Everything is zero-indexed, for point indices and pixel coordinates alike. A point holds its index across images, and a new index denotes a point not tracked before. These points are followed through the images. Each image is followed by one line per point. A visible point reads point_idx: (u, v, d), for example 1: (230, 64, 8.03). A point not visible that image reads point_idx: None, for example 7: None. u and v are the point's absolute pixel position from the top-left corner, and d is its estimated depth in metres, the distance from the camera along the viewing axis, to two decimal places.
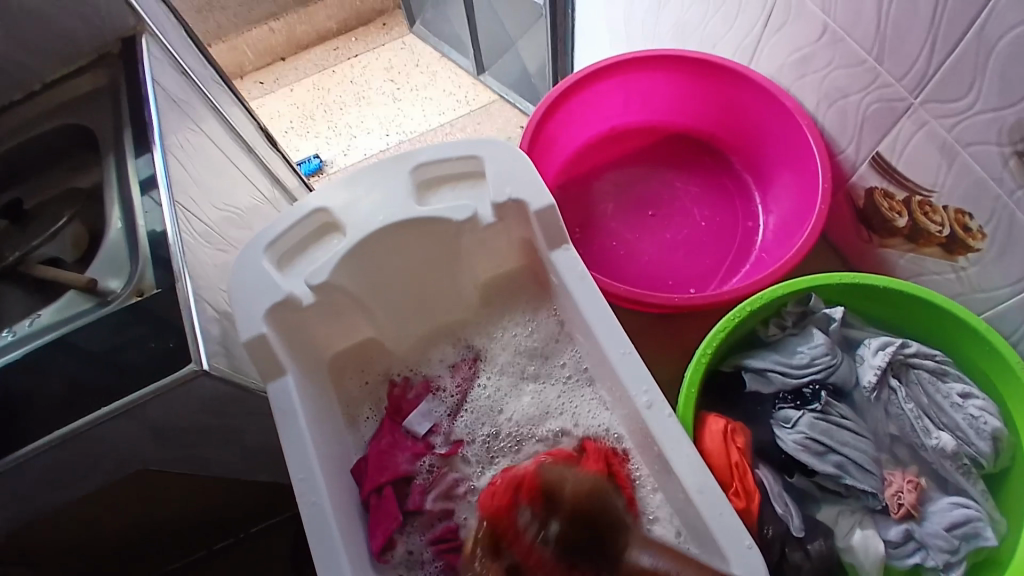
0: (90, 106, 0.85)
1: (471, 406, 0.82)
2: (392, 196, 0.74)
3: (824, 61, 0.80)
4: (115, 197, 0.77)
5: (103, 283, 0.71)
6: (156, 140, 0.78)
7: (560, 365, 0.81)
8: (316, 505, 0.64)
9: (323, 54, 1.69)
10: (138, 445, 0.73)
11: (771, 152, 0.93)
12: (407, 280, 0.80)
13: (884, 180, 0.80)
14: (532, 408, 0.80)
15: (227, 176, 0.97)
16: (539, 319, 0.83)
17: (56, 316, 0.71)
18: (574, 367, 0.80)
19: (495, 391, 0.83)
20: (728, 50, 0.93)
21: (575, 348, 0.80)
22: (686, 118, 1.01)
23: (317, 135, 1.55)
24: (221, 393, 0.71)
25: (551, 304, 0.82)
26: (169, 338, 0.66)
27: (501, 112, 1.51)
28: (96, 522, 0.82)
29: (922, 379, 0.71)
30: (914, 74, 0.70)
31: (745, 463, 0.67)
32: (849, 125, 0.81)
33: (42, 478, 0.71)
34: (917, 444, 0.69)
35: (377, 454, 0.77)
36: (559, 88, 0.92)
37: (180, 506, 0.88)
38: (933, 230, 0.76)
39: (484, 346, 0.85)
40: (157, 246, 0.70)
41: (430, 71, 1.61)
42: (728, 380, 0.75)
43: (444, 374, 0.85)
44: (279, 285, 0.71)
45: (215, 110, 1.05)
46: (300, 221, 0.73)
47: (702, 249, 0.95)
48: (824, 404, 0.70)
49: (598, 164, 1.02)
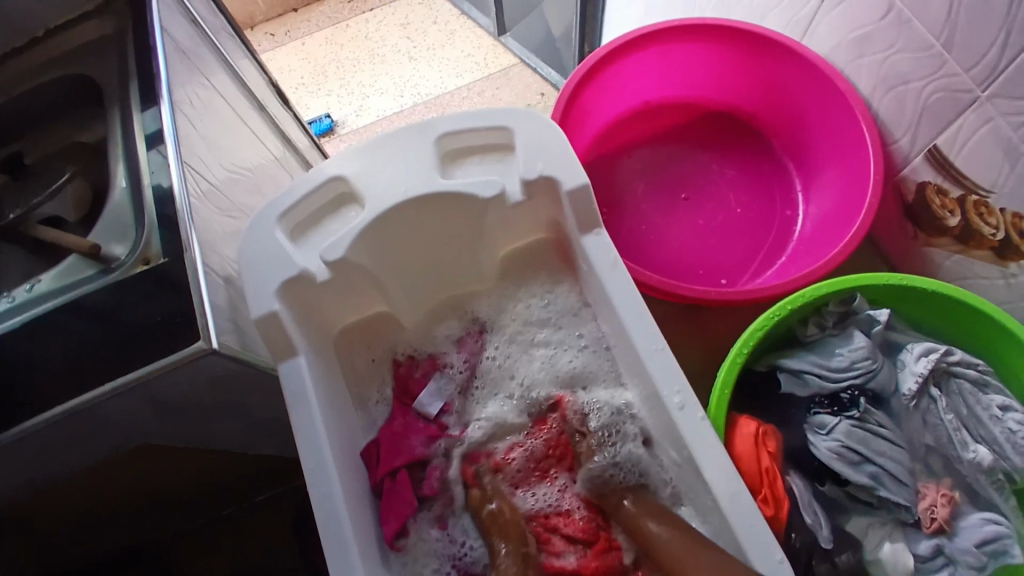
0: (93, 56, 0.80)
1: (481, 379, 0.80)
2: (414, 169, 0.69)
3: (887, 42, 0.74)
4: (119, 155, 0.72)
5: (107, 248, 0.67)
6: (163, 94, 0.72)
7: (578, 336, 0.78)
8: (328, 497, 0.62)
9: (337, 7, 1.60)
10: (142, 419, 0.70)
11: (817, 141, 0.88)
12: (427, 259, 0.76)
13: (939, 175, 0.75)
14: (543, 378, 0.78)
15: (236, 135, 0.92)
16: (558, 291, 0.79)
17: (57, 283, 0.67)
18: (593, 340, 0.77)
19: (504, 358, 0.80)
20: (777, 23, 0.87)
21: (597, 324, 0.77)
22: (726, 95, 0.96)
23: (329, 92, 1.48)
24: (229, 372, 0.68)
25: (574, 277, 0.78)
26: (177, 313, 0.63)
27: (522, 76, 1.44)
28: (101, 491, 0.81)
29: (963, 390, 0.68)
30: (984, 66, 0.65)
31: (776, 469, 0.65)
32: (906, 114, 0.76)
33: (43, 450, 0.68)
34: (953, 456, 0.67)
35: (389, 438, 0.74)
36: (594, 59, 0.86)
37: (186, 476, 0.86)
38: (987, 232, 0.71)
39: (490, 318, 0.82)
40: (163, 214, 0.66)
41: (449, 29, 1.53)
42: (761, 381, 0.73)
43: (451, 350, 0.82)
44: (294, 259, 0.67)
45: (225, 63, 0.99)
46: (316, 191, 0.69)
47: (736, 237, 0.90)
48: (862, 411, 0.67)
49: (630, 141, 0.97)
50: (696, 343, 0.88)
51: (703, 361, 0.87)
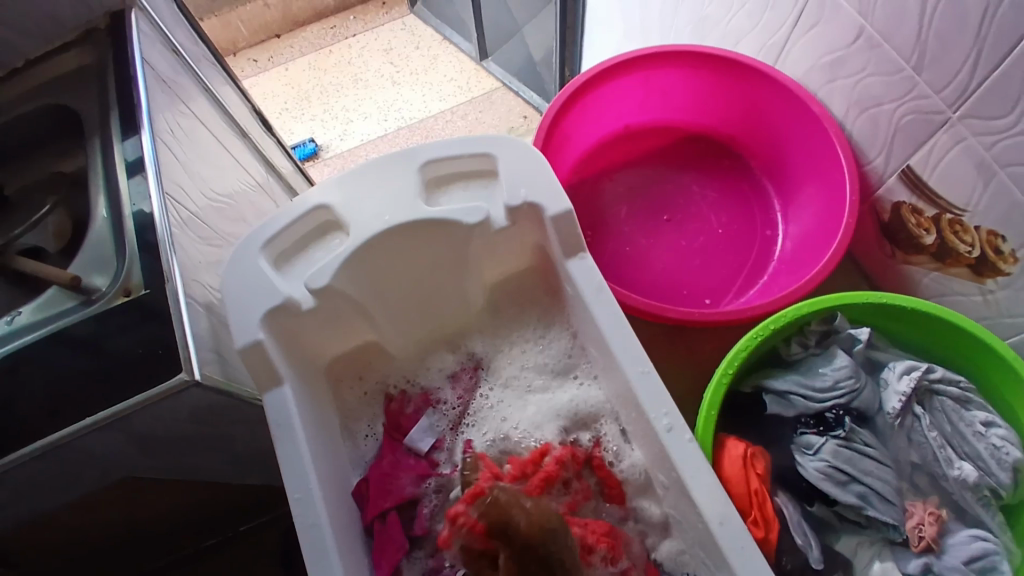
0: (73, 86, 0.79)
1: (474, 417, 0.79)
2: (398, 196, 0.69)
3: (858, 67, 0.76)
4: (99, 186, 0.71)
5: (88, 280, 0.66)
6: (144, 123, 0.72)
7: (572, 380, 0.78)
8: (315, 527, 0.61)
9: (320, 33, 1.62)
10: (123, 453, 0.69)
11: (794, 163, 0.90)
12: (411, 286, 0.76)
13: (912, 194, 0.77)
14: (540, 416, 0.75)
15: (218, 163, 0.92)
16: (551, 335, 0.80)
17: (36, 314, 0.66)
18: (586, 377, 0.77)
19: (497, 402, 0.79)
20: (752, 48, 0.89)
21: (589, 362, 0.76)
22: (705, 119, 0.97)
23: (313, 117, 1.48)
24: (213, 403, 0.67)
25: (566, 321, 0.79)
26: (158, 343, 0.62)
27: (505, 100, 1.45)
28: (78, 528, 0.78)
29: (945, 407, 0.69)
30: (954, 87, 0.67)
31: (764, 491, 0.65)
32: (880, 135, 0.78)
33: (20, 488, 0.66)
34: (938, 474, 0.67)
35: (379, 477, 0.73)
36: (575, 84, 0.87)
37: (167, 510, 0.84)
38: (963, 250, 0.73)
39: (487, 355, 0.82)
40: (144, 244, 0.65)
41: (432, 54, 1.55)
42: (749, 401, 0.73)
43: (444, 386, 0.81)
44: (279, 288, 0.66)
45: (206, 91, 0.99)
46: (299, 220, 0.69)
47: (719, 258, 0.91)
48: (847, 431, 0.68)
49: (612, 163, 0.99)
50: (682, 362, 0.88)
51: (690, 380, 0.87)
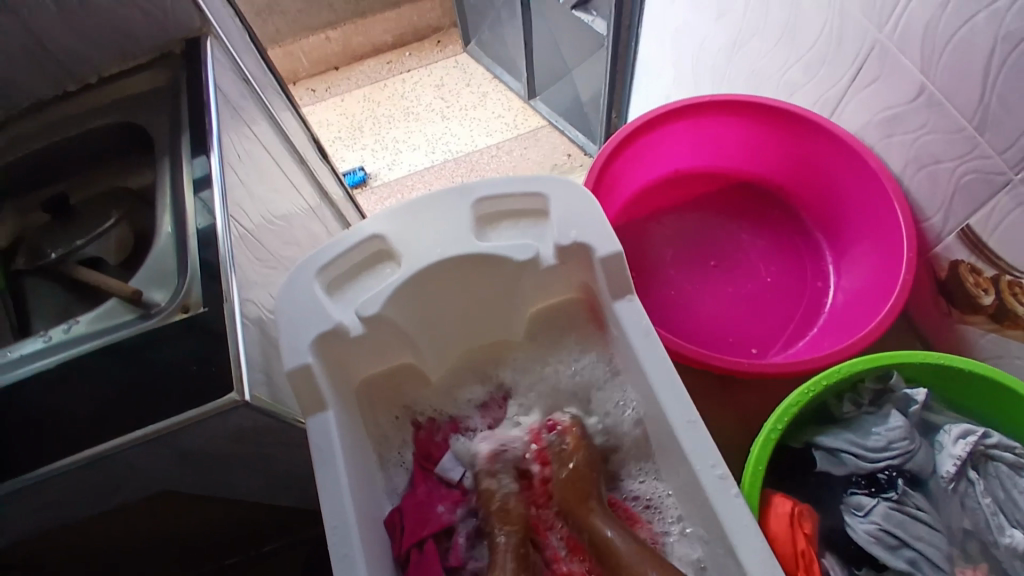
0: (145, 105, 0.84)
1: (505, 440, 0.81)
2: (451, 230, 0.70)
3: (917, 123, 0.75)
4: (165, 204, 0.75)
5: (148, 294, 0.69)
6: (214, 145, 0.76)
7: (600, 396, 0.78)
8: (347, 558, 0.60)
9: (375, 67, 1.69)
10: (167, 466, 0.70)
11: (848, 216, 0.89)
12: (459, 318, 0.77)
13: (971, 253, 0.75)
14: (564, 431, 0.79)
15: (277, 188, 0.95)
16: (591, 351, 0.79)
17: (95, 325, 0.68)
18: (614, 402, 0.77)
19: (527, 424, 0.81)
20: (807, 100, 0.89)
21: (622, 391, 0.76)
22: (756, 167, 0.98)
23: (364, 147, 1.53)
24: (258, 423, 0.68)
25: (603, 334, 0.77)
26: (211, 363, 0.63)
27: (549, 138, 1.49)
28: (111, 534, 0.79)
29: (1000, 473, 0.66)
30: (1017, 149, 0.66)
31: (812, 552, 0.63)
32: (938, 193, 0.77)
33: (64, 493, 0.68)
34: (990, 541, 0.64)
35: (413, 507, 0.72)
36: (629, 129, 0.89)
37: (198, 525, 0.84)
38: (1022, 313, 0.71)
39: (514, 385, 0.83)
40: (206, 263, 0.68)
41: (481, 91, 1.59)
42: (797, 457, 0.71)
43: (473, 415, 0.83)
44: (330, 314, 0.68)
45: (269, 118, 1.03)
46: (353, 247, 0.71)
47: (767, 307, 0.91)
48: (900, 493, 0.65)
49: (660, 207, 0.99)
50: (724, 412, 0.87)
51: (730, 432, 0.86)
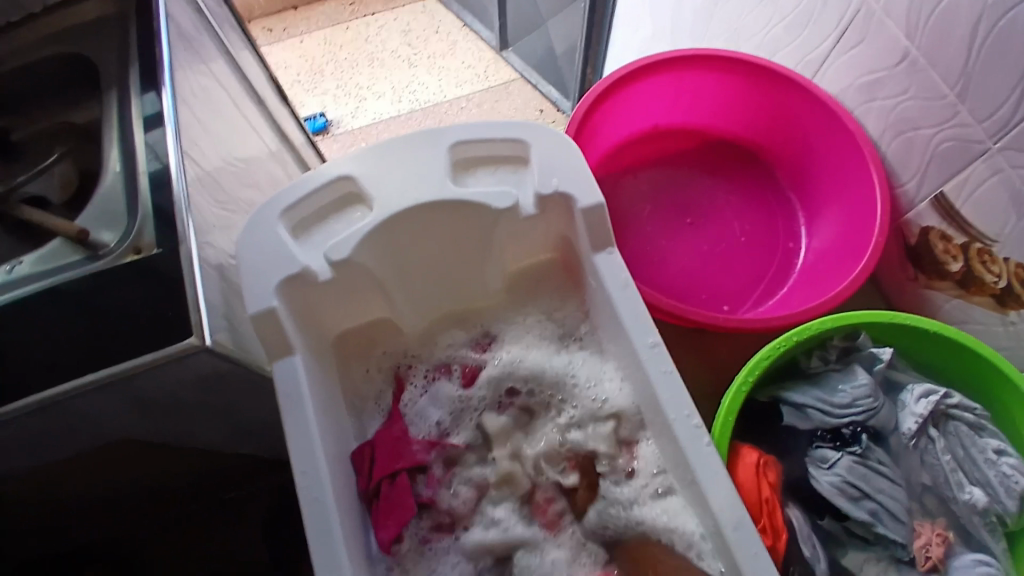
0: (89, 35, 0.76)
1: (487, 379, 0.77)
2: (427, 174, 0.67)
3: (899, 88, 0.75)
4: (112, 136, 0.68)
5: (95, 235, 0.63)
6: (164, 79, 0.69)
7: (568, 349, 0.77)
8: (319, 501, 0.58)
9: (338, 8, 1.58)
10: (120, 414, 0.65)
11: (821, 177, 0.89)
12: (432, 266, 0.74)
13: (943, 221, 0.76)
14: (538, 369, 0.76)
15: (235, 126, 0.89)
16: (564, 313, 0.79)
17: (38, 266, 0.62)
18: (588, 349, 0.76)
19: (507, 362, 0.77)
20: (790, 61, 0.88)
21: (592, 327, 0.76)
22: (734, 125, 0.97)
23: (326, 92, 1.45)
24: (219, 370, 0.64)
25: (579, 298, 0.77)
26: (168, 305, 0.59)
27: (521, 91, 1.44)
28: (59, 487, 0.74)
29: (959, 432, 0.69)
30: (997, 119, 0.67)
31: (775, 501, 0.65)
32: (914, 160, 0.78)
33: (6, 442, 0.63)
34: (948, 497, 0.67)
35: (388, 442, 0.71)
36: (609, 79, 0.86)
37: (154, 478, 0.80)
38: (989, 279, 0.73)
39: (502, 332, 0.80)
40: (160, 200, 0.62)
41: (451, 39, 1.52)
42: (763, 410, 0.72)
43: (464, 350, 0.80)
44: (297, 257, 0.64)
45: (225, 52, 0.96)
46: (322, 188, 0.66)
47: (739, 265, 0.91)
48: (864, 448, 0.67)
49: (638, 162, 0.98)
50: (694, 368, 0.88)
51: (702, 386, 0.87)
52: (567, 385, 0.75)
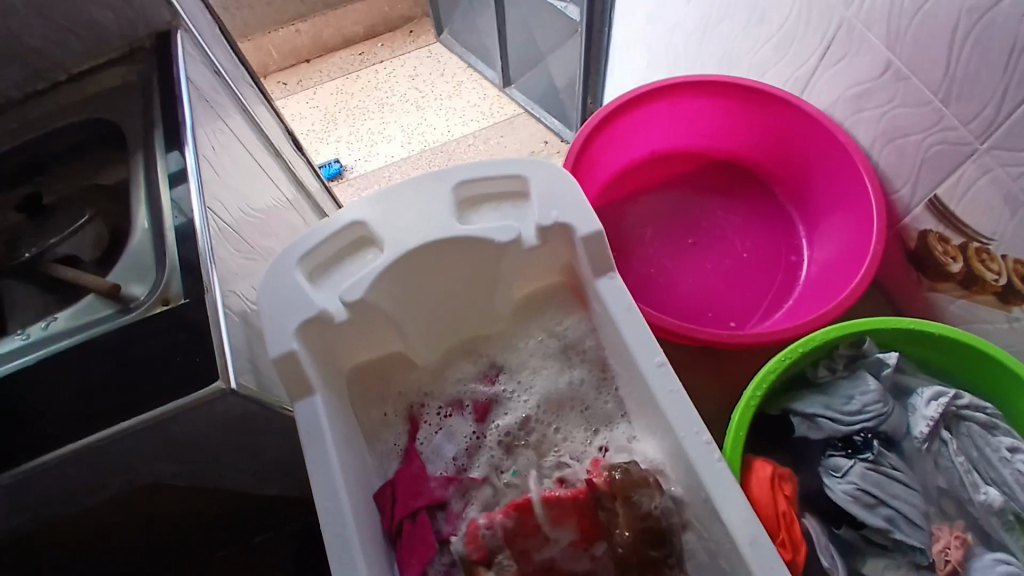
0: (115, 100, 0.83)
1: (497, 409, 0.81)
2: (432, 213, 0.71)
3: (886, 98, 0.77)
4: (141, 198, 0.74)
5: (126, 288, 0.68)
6: (187, 138, 0.75)
7: (573, 377, 0.80)
8: (342, 537, 0.61)
9: (347, 59, 1.67)
10: (153, 457, 0.69)
11: (819, 190, 0.91)
12: (442, 301, 0.77)
13: (940, 223, 0.78)
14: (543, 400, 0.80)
15: (253, 178, 0.94)
16: (573, 320, 0.81)
17: (72, 322, 0.67)
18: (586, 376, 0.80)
19: (515, 395, 0.82)
20: (779, 79, 0.91)
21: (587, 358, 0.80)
22: (729, 145, 0.99)
23: (339, 139, 1.52)
24: (244, 411, 0.68)
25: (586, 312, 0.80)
26: (194, 353, 0.63)
27: (526, 125, 1.49)
28: (100, 530, 0.78)
29: (971, 433, 0.69)
30: (982, 119, 0.68)
31: (792, 513, 0.65)
32: (907, 164, 0.79)
33: (49, 490, 0.67)
34: (965, 499, 0.67)
35: (408, 480, 0.74)
36: (604, 109, 0.90)
37: (186, 520, 0.83)
38: (990, 278, 0.74)
39: (506, 360, 0.83)
40: (186, 252, 0.67)
41: (456, 81, 1.59)
42: (777, 423, 0.73)
43: (475, 385, 0.83)
44: (313, 300, 0.68)
45: (242, 109, 1.02)
46: (335, 234, 0.71)
47: (744, 282, 0.93)
48: (875, 454, 0.68)
49: (638, 187, 1.01)
50: (706, 384, 0.89)
51: (715, 401, 0.88)
52: (569, 410, 0.80)
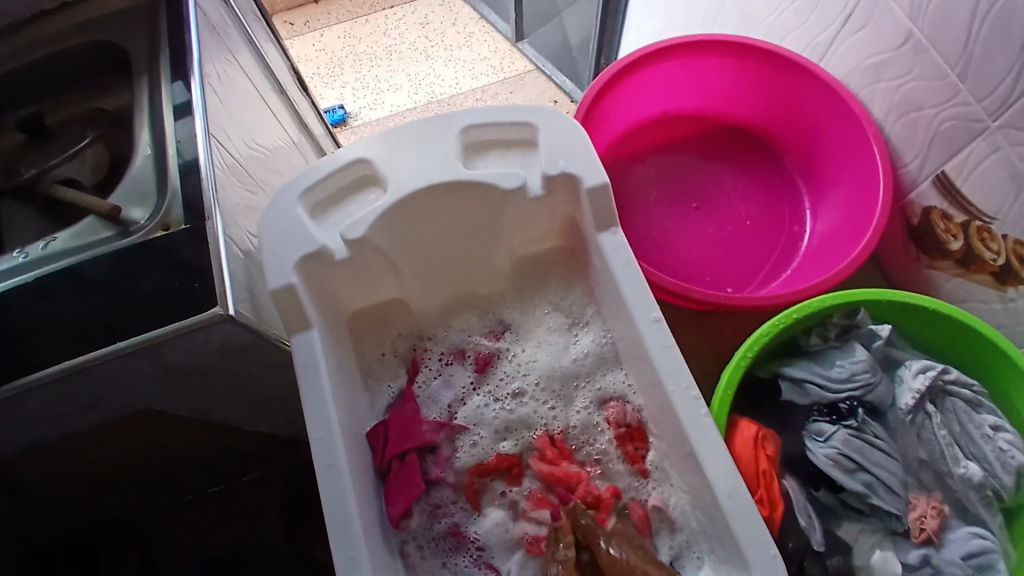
0: (119, 23, 0.80)
1: (500, 365, 0.81)
2: (437, 156, 0.70)
3: (902, 70, 0.76)
4: (143, 124, 0.72)
5: (126, 212, 0.67)
6: (194, 69, 0.73)
7: (578, 345, 0.80)
8: (332, 468, 0.62)
9: (357, 2, 1.62)
10: (149, 382, 0.70)
11: (828, 161, 0.90)
12: (444, 246, 0.77)
13: (944, 201, 0.78)
14: (542, 368, 0.80)
15: (258, 114, 0.93)
16: (572, 296, 0.82)
17: (72, 242, 0.66)
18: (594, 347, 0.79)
19: (522, 356, 0.81)
20: (797, 44, 0.89)
21: (601, 330, 0.79)
22: (742, 111, 0.98)
23: (344, 84, 1.49)
24: (241, 340, 0.68)
25: (586, 284, 0.80)
26: (194, 279, 0.63)
27: (536, 82, 1.46)
28: (93, 455, 0.79)
29: (956, 408, 0.70)
30: (996, 96, 0.67)
31: (772, 472, 0.67)
32: (917, 139, 0.79)
33: (45, 409, 0.68)
34: (944, 471, 0.68)
35: (400, 422, 0.74)
36: (618, 64, 0.88)
37: (179, 449, 0.85)
38: (988, 258, 0.74)
39: (515, 321, 0.83)
40: (187, 180, 0.66)
41: (468, 31, 1.55)
42: (765, 386, 0.74)
43: (479, 337, 0.83)
44: (314, 235, 0.68)
45: (250, 44, 1.00)
46: (338, 171, 0.70)
47: (744, 248, 0.93)
48: (859, 422, 0.69)
49: (647, 148, 1.00)
50: (698, 348, 0.90)
51: (706, 366, 0.89)
52: (570, 372, 0.79)
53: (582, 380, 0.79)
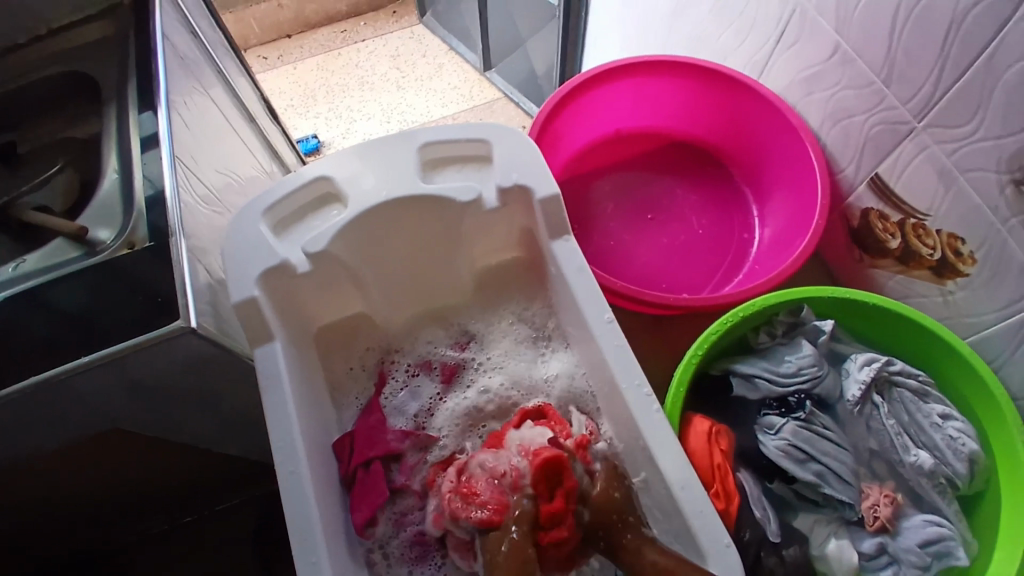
0: (91, 53, 0.83)
1: (465, 376, 0.83)
2: (395, 173, 0.73)
3: (833, 81, 0.81)
4: (111, 147, 0.74)
5: (93, 232, 0.68)
6: (161, 98, 0.75)
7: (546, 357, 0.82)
8: (294, 475, 0.62)
9: (330, 36, 1.68)
10: (114, 401, 0.70)
11: (772, 170, 0.95)
12: (405, 260, 0.80)
13: (880, 201, 0.82)
14: (505, 374, 0.82)
15: (228, 140, 0.96)
16: (534, 307, 0.84)
17: (41, 263, 0.68)
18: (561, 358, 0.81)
19: (489, 365, 0.84)
20: (738, 64, 0.94)
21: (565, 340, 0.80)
22: (691, 127, 1.03)
23: (317, 115, 1.53)
24: (206, 354, 0.69)
25: (546, 295, 0.83)
26: (158, 293, 0.64)
27: (505, 110, 1.51)
28: (57, 482, 0.78)
29: (904, 398, 0.72)
30: (919, 99, 0.72)
31: (727, 466, 0.69)
32: (851, 145, 0.83)
33: (9, 430, 0.68)
34: (895, 460, 0.70)
35: (366, 431, 0.76)
36: (569, 86, 0.93)
37: (148, 470, 0.84)
38: (925, 253, 0.78)
39: (479, 331, 0.86)
40: (154, 203, 0.68)
41: (438, 62, 1.61)
42: (716, 383, 0.76)
43: (445, 348, 0.86)
44: (275, 250, 0.69)
45: (221, 76, 1.03)
46: (302, 187, 0.72)
47: (698, 256, 0.96)
48: (808, 413, 0.71)
49: (602, 165, 1.04)
50: (658, 356, 0.93)
51: (666, 374, 0.92)
52: (532, 380, 0.81)
53: (543, 388, 0.81)
